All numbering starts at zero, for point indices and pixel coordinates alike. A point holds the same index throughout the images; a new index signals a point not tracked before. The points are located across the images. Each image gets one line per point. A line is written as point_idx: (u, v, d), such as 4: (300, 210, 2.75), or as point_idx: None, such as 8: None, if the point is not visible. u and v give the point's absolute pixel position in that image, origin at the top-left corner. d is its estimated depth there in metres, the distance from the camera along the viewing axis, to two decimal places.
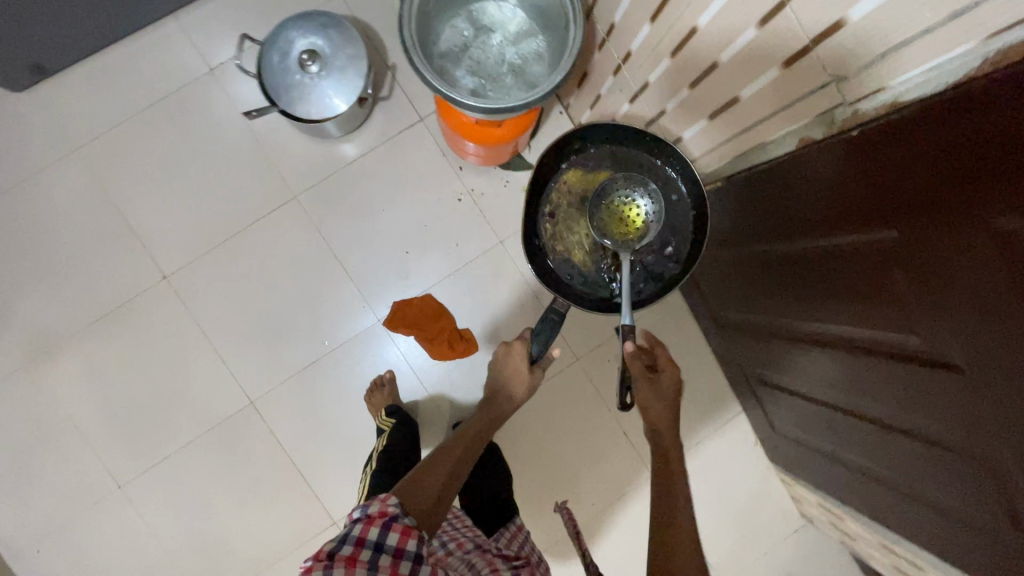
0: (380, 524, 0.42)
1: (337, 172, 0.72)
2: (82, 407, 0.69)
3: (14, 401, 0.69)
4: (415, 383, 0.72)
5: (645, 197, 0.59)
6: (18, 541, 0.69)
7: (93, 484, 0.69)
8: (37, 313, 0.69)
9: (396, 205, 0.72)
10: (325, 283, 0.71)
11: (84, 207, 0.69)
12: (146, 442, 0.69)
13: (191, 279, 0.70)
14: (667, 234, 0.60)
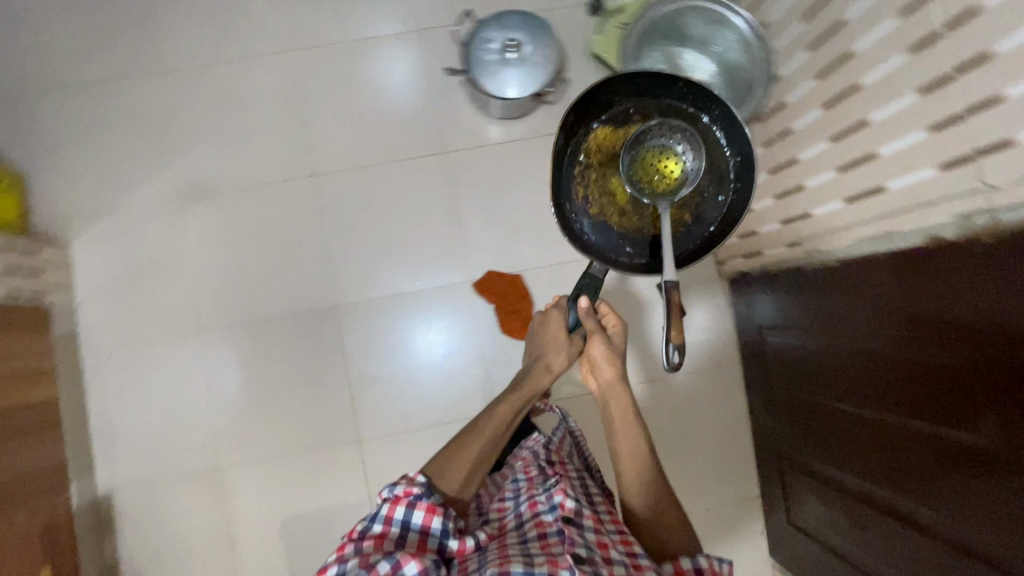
0: (407, 503, 0.51)
1: (481, 144, 0.82)
2: (198, 254, 0.78)
3: (148, 231, 0.79)
4: (473, 350, 0.79)
5: (680, 147, 0.62)
6: (92, 341, 0.77)
7: (173, 322, 0.77)
8: (196, 162, 0.80)
9: (520, 194, 0.82)
10: (436, 235, 0.80)
11: (274, 99, 0.81)
12: (235, 303, 0.78)
13: (332, 185, 0.80)
14: (701, 180, 0.63)
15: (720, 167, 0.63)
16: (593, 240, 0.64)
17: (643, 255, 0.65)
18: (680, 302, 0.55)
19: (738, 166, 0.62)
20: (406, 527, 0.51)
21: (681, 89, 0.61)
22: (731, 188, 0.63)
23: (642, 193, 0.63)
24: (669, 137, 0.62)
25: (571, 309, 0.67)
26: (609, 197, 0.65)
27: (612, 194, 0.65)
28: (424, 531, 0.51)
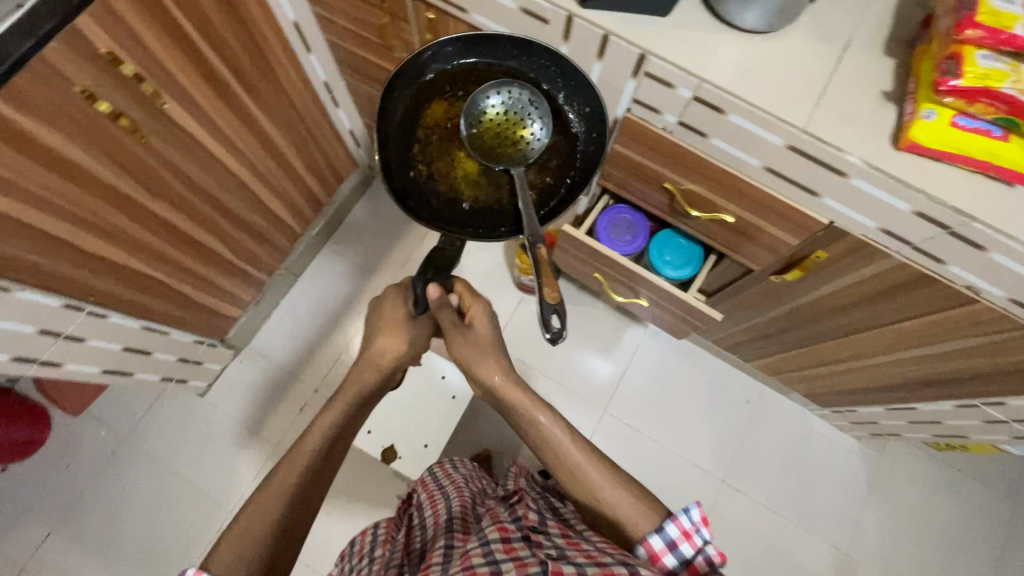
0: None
1: (783, 466, 1.43)
2: (644, 398, 1.46)
3: (637, 383, 1.47)
4: (632, 449, 1.43)
5: (492, 98, 0.75)
6: (666, 376, 1.48)
7: (607, 379, 1.47)
8: (844, 532, 1.38)
9: (716, 468, 1.42)
10: (720, 428, 1.45)
11: (893, 554, 1.37)
12: (654, 404, 1.46)
13: (856, 552, 1.37)
14: (527, 110, 0.75)
15: (565, 123, 0.78)
16: (446, 213, 0.78)
17: (500, 222, 0.78)
18: (542, 254, 0.70)
19: (583, 119, 0.77)
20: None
21: (463, 52, 0.75)
22: (577, 150, 0.78)
23: (496, 159, 0.76)
24: (512, 105, 0.75)
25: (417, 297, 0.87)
26: (423, 163, 0.78)
27: (468, 174, 0.78)
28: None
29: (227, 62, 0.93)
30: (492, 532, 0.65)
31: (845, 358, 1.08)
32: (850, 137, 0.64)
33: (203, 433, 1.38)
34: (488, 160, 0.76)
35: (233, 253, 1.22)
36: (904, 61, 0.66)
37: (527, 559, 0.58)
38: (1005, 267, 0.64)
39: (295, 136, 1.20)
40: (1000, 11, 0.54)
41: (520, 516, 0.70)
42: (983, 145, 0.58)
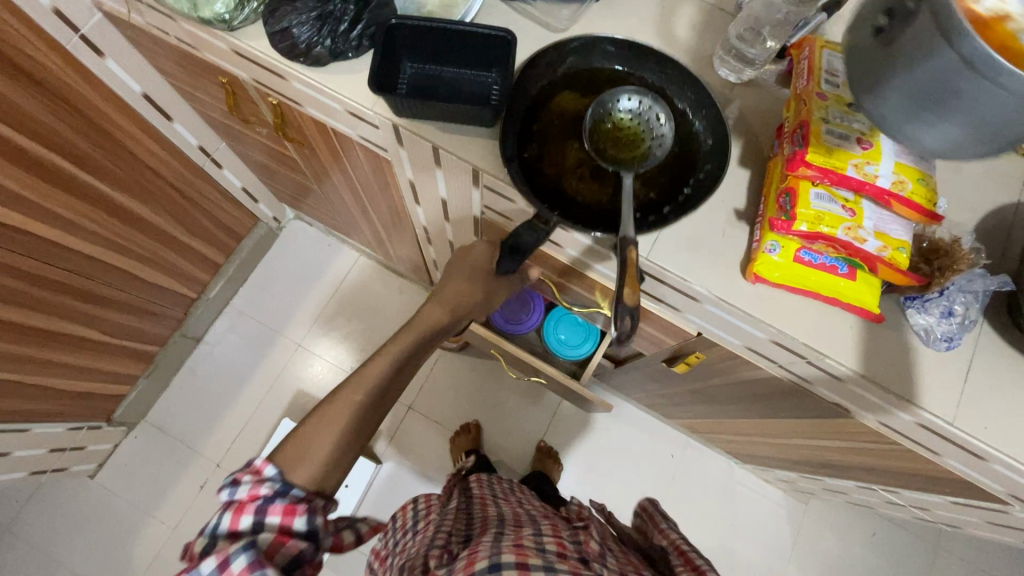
0: (251, 509, 0.50)
1: (707, 522, 1.39)
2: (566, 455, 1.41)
3: (561, 440, 1.42)
4: None
5: (626, 97, 0.58)
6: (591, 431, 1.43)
7: (529, 438, 1.41)
8: None
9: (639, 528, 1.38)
10: (645, 484, 1.41)
11: None
12: (577, 460, 1.41)
13: None
14: (655, 117, 0.59)
15: (690, 148, 0.60)
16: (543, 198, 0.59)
17: (589, 222, 0.58)
18: (634, 260, 0.51)
19: (706, 150, 0.59)
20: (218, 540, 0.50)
21: (615, 57, 0.61)
22: (699, 166, 0.59)
23: (609, 159, 0.58)
24: (644, 115, 0.58)
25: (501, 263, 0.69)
26: (535, 143, 0.60)
27: (577, 169, 0.60)
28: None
29: (54, 147, 0.83)
30: (546, 543, 0.63)
31: (752, 431, 1.04)
32: (696, 267, 0.58)
33: (93, 520, 1.29)
34: (599, 159, 0.58)
35: (105, 334, 1.12)
36: (759, 175, 0.60)
37: None
38: (863, 397, 0.59)
39: (169, 206, 1.11)
40: (834, 147, 0.49)
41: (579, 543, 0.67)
42: (826, 282, 0.53)
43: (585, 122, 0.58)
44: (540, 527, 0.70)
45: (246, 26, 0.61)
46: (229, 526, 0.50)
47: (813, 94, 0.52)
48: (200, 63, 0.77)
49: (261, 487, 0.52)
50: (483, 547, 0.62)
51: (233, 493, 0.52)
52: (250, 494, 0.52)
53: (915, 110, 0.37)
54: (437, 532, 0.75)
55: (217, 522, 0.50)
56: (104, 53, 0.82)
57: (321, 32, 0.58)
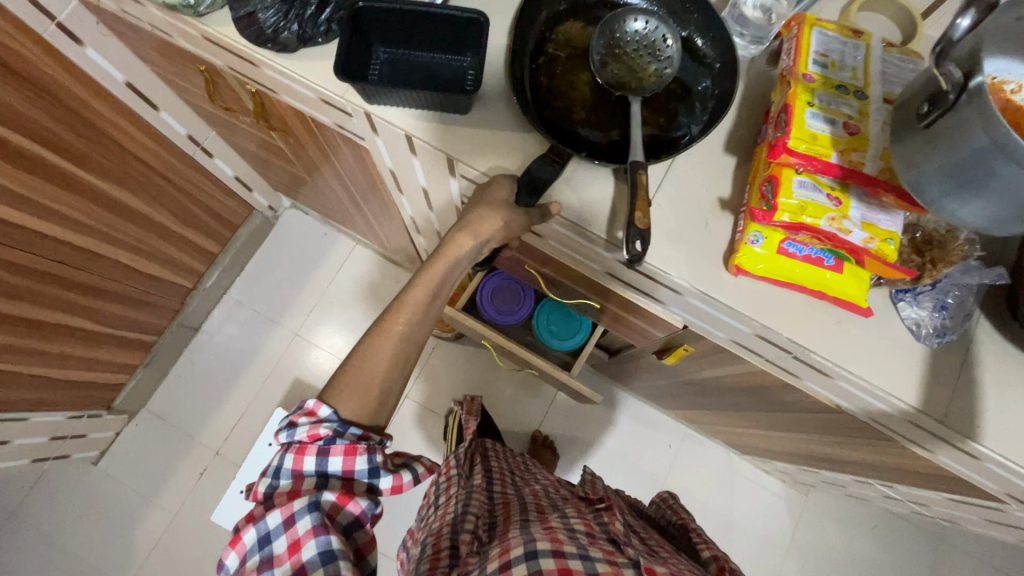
0: (313, 452, 0.53)
1: (704, 511, 1.38)
2: (563, 444, 1.40)
3: (557, 429, 1.41)
4: None
5: (639, 23, 0.57)
6: (587, 420, 1.42)
7: (525, 427, 1.41)
8: None
9: None
10: (642, 472, 1.40)
11: None
12: (573, 449, 1.40)
13: None
14: (664, 40, 0.57)
15: (697, 72, 0.58)
16: (552, 129, 0.57)
17: (597, 154, 0.56)
18: (645, 184, 0.50)
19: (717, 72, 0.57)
20: (285, 481, 0.53)
21: None
22: (704, 90, 0.58)
23: (619, 87, 0.57)
24: (652, 40, 0.58)
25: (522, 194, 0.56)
26: (543, 74, 0.59)
27: (585, 97, 0.58)
28: (296, 539, 0.49)
29: (41, 141, 0.84)
30: (575, 524, 0.63)
31: (746, 423, 1.02)
32: (677, 259, 0.56)
33: (96, 506, 1.32)
34: (609, 88, 0.58)
35: (103, 325, 1.14)
36: (745, 161, 0.58)
37: (616, 554, 0.57)
38: (850, 393, 0.57)
39: (160, 196, 1.11)
40: (819, 133, 0.46)
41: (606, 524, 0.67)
42: (813, 275, 0.51)
43: (594, 51, 0.58)
44: (567, 511, 0.69)
45: (214, 11, 0.59)
46: (293, 468, 0.53)
47: (799, 75, 0.49)
48: (177, 51, 0.76)
49: (319, 428, 0.53)
50: (514, 532, 0.63)
51: (293, 434, 0.53)
52: (309, 434, 0.53)
53: (952, 185, 0.38)
54: (466, 512, 0.75)
55: (282, 464, 0.54)
56: (84, 42, 0.81)
57: (287, 16, 0.56)
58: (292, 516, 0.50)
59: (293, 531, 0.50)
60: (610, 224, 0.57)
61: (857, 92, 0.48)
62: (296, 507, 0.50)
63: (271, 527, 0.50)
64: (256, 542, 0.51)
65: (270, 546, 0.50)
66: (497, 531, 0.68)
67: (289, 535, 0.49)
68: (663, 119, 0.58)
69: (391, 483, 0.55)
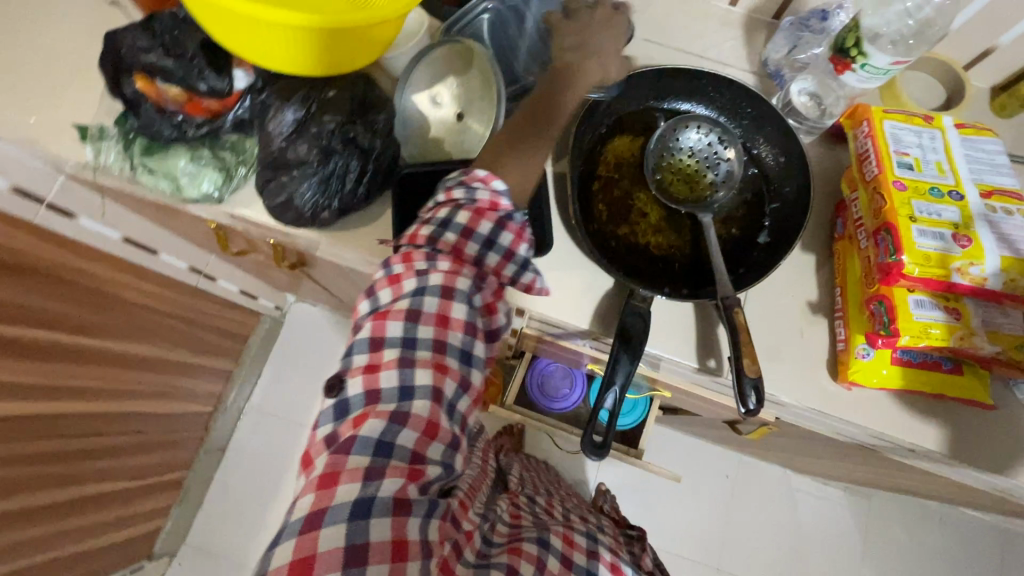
0: (492, 220, 0.42)
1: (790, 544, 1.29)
2: None
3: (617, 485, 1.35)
4: None
5: (692, 133, 0.55)
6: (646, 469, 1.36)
7: None
8: None
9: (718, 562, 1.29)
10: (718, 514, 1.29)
11: None
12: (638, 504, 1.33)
13: None
14: (720, 146, 0.55)
15: (758, 175, 0.56)
16: (623, 260, 0.54)
17: (677, 284, 0.53)
18: (745, 323, 0.47)
19: (782, 171, 0.55)
20: (408, 348, 0.39)
21: (659, 90, 0.57)
22: (769, 192, 0.55)
23: (682, 202, 0.55)
24: (707, 148, 0.55)
25: (618, 367, 0.49)
26: (600, 200, 0.56)
27: (649, 217, 0.55)
28: (415, 460, 0.37)
29: (54, 325, 0.78)
30: (609, 539, 0.62)
31: (831, 465, 0.96)
32: (780, 378, 0.53)
33: None
34: (673, 204, 0.55)
35: (130, 479, 1.06)
36: (829, 257, 0.55)
37: None
38: (988, 481, 0.54)
39: (168, 334, 1.04)
40: (932, 252, 0.44)
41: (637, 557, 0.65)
42: (933, 382, 0.49)
43: (650, 169, 0.55)
44: (599, 522, 0.68)
45: (239, 193, 0.55)
46: (443, 281, 0.40)
47: (890, 187, 0.46)
48: (186, 215, 0.71)
49: (500, 197, 0.43)
50: (559, 514, 0.63)
51: (470, 194, 0.42)
52: (490, 199, 0.42)
53: None
54: (507, 476, 0.77)
55: (425, 281, 0.40)
56: (78, 215, 0.76)
57: (326, 193, 0.51)
58: (450, 297, 0.40)
59: (433, 395, 0.38)
60: (700, 350, 0.53)
61: (952, 192, 0.46)
62: (455, 315, 0.40)
63: (416, 343, 0.39)
64: (325, 467, 0.36)
65: (381, 440, 0.37)
66: (542, 501, 0.68)
67: (431, 360, 0.39)
68: (733, 228, 0.55)
69: (528, 287, 0.44)
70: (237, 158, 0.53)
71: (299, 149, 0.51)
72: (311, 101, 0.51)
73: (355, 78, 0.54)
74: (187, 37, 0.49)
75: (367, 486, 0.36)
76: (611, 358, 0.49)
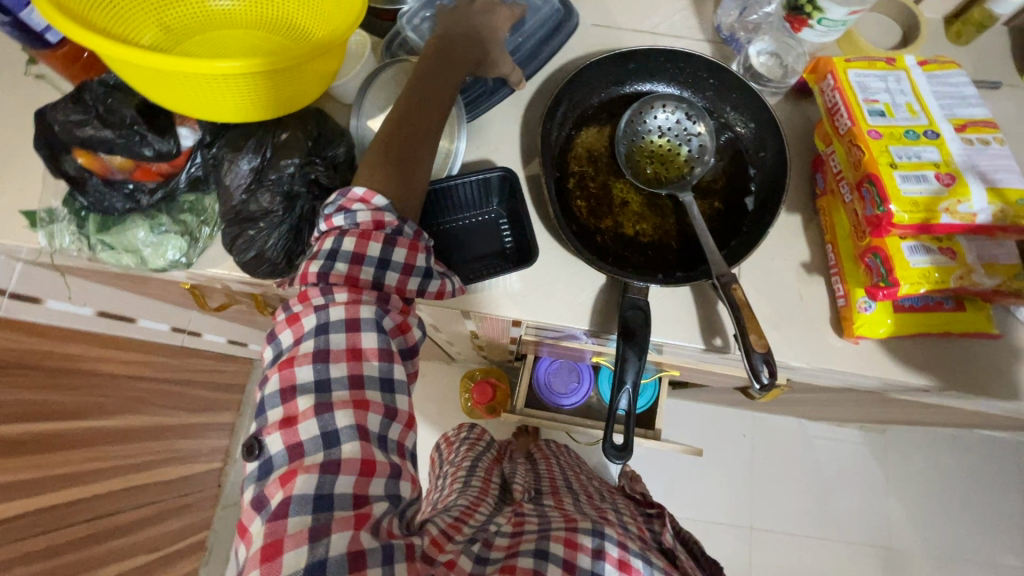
0: (380, 240, 0.41)
1: (816, 489, 1.30)
2: None
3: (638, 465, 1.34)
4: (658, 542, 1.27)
5: (658, 114, 0.54)
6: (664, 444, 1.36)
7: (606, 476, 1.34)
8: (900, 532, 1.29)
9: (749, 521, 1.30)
10: (742, 475, 1.30)
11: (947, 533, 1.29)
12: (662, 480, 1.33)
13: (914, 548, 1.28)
14: (687, 122, 0.54)
15: (730, 143, 0.55)
16: (611, 254, 0.53)
17: (670, 269, 0.53)
18: (744, 298, 0.46)
19: (754, 136, 0.54)
20: (321, 393, 0.38)
21: (617, 75, 0.56)
22: (744, 159, 0.55)
23: (660, 185, 0.54)
24: (675, 127, 0.54)
25: (626, 366, 0.48)
26: (578, 197, 0.54)
27: (630, 206, 0.54)
28: (360, 501, 0.36)
29: (37, 415, 0.74)
30: (631, 523, 0.59)
31: (846, 409, 0.97)
32: (789, 344, 0.53)
33: None
34: (652, 188, 0.54)
35: (151, 552, 1.03)
36: (815, 214, 0.55)
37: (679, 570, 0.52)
38: (1006, 407, 0.54)
39: (161, 399, 1.01)
40: (919, 196, 0.43)
41: (659, 535, 0.63)
42: (937, 322, 0.49)
43: (622, 157, 0.54)
44: (613, 507, 0.66)
45: (207, 253, 0.53)
46: (345, 315, 0.39)
47: (865, 137, 0.46)
48: (153, 281, 0.68)
49: (383, 214, 0.41)
50: (573, 507, 0.60)
51: (351, 218, 0.41)
52: (373, 219, 0.41)
53: None
54: (512, 486, 0.75)
55: (326, 317, 0.39)
56: (42, 298, 0.73)
57: (298, 239, 0.49)
58: (357, 328, 0.39)
59: (359, 433, 0.37)
60: (704, 330, 0.52)
61: (927, 132, 0.46)
62: (366, 345, 0.39)
63: (329, 385, 0.38)
64: (265, 537, 0.34)
65: (319, 494, 0.35)
66: (550, 499, 0.64)
67: (349, 399, 0.38)
68: (716, 201, 0.54)
69: (437, 289, 0.44)
70: (198, 219, 0.52)
71: (260, 199, 0.49)
72: (264, 147, 0.49)
73: (307, 113, 0.51)
74: (121, 102, 0.47)
75: (315, 548, 0.34)
76: (618, 356, 0.48)
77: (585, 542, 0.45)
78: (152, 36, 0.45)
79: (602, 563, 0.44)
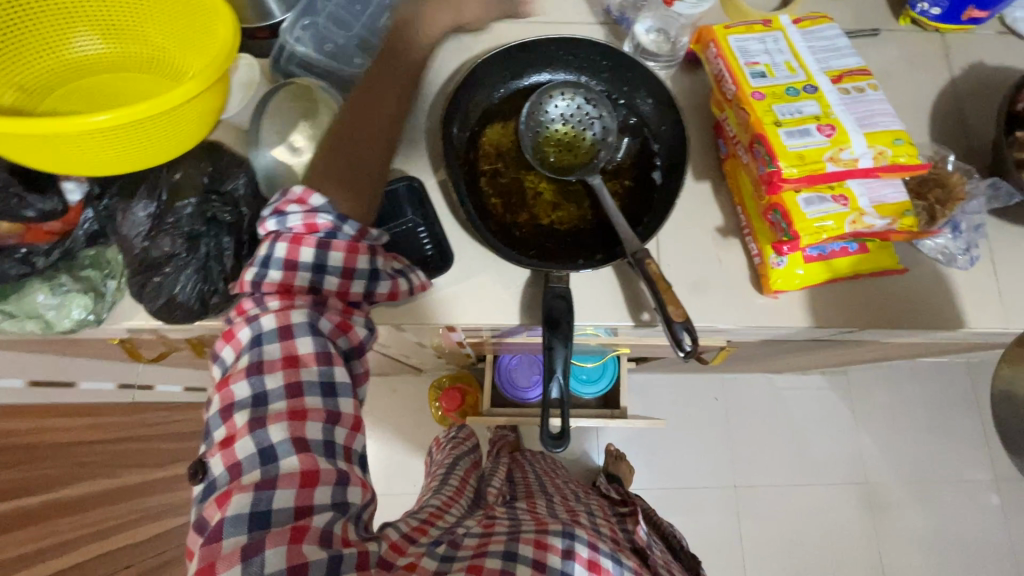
0: (313, 243, 0.41)
1: (789, 439, 1.35)
2: None
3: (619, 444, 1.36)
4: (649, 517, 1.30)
5: (557, 102, 0.54)
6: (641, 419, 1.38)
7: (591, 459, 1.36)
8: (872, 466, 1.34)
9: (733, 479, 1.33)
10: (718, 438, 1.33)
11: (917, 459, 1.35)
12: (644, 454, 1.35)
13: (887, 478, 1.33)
14: (587, 106, 0.55)
15: (632, 121, 0.56)
16: (531, 247, 0.53)
17: (591, 252, 0.53)
18: (659, 272, 0.47)
19: (653, 112, 0.55)
20: (258, 405, 0.37)
21: (512, 70, 0.56)
22: (647, 134, 0.55)
23: (570, 172, 0.54)
24: (576, 112, 0.55)
25: (555, 352, 0.48)
26: (492, 195, 0.54)
27: (544, 196, 0.55)
28: (302, 512, 0.35)
29: None
30: (600, 524, 0.60)
31: (799, 359, 1.00)
32: (714, 308, 0.54)
33: None
34: (562, 176, 0.54)
35: None
36: (721, 179, 0.56)
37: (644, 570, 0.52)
38: (928, 335, 0.57)
39: (120, 459, 0.97)
40: (804, 150, 0.45)
41: (630, 533, 0.63)
42: (847, 266, 0.51)
43: (529, 150, 0.54)
44: (586, 510, 0.67)
45: (118, 307, 0.51)
46: (276, 323, 0.38)
47: (750, 100, 0.47)
48: (80, 342, 0.65)
49: (319, 215, 0.41)
50: (542, 509, 0.60)
51: (283, 222, 0.41)
52: (305, 222, 0.41)
53: None
54: (488, 488, 0.75)
55: (259, 327, 0.39)
56: None
57: (209, 279, 0.48)
58: (292, 335, 0.38)
59: (296, 445, 0.36)
60: (631, 308, 0.53)
61: (806, 87, 0.47)
62: (304, 351, 0.38)
63: (266, 397, 0.37)
64: (203, 558, 0.34)
65: (256, 511, 0.34)
66: (523, 503, 0.65)
67: (284, 411, 0.37)
68: (626, 180, 0.55)
69: (388, 289, 0.45)
70: (102, 273, 0.50)
71: (162, 244, 0.47)
72: (159, 190, 0.48)
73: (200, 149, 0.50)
74: None
75: (249, 566, 0.33)
76: (546, 347, 0.48)
77: (556, 542, 0.44)
78: (13, 98, 0.44)
79: (571, 562, 0.43)
